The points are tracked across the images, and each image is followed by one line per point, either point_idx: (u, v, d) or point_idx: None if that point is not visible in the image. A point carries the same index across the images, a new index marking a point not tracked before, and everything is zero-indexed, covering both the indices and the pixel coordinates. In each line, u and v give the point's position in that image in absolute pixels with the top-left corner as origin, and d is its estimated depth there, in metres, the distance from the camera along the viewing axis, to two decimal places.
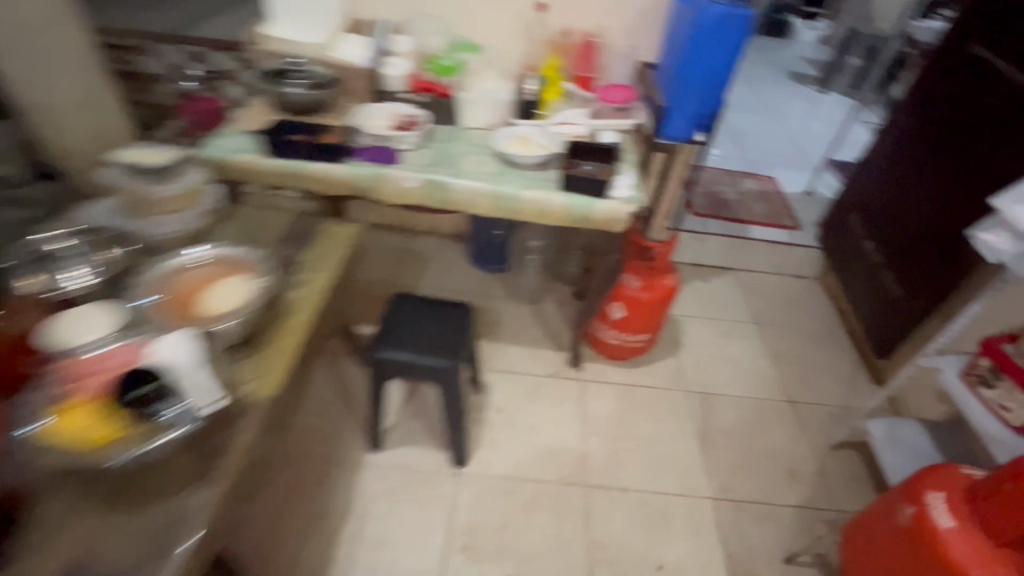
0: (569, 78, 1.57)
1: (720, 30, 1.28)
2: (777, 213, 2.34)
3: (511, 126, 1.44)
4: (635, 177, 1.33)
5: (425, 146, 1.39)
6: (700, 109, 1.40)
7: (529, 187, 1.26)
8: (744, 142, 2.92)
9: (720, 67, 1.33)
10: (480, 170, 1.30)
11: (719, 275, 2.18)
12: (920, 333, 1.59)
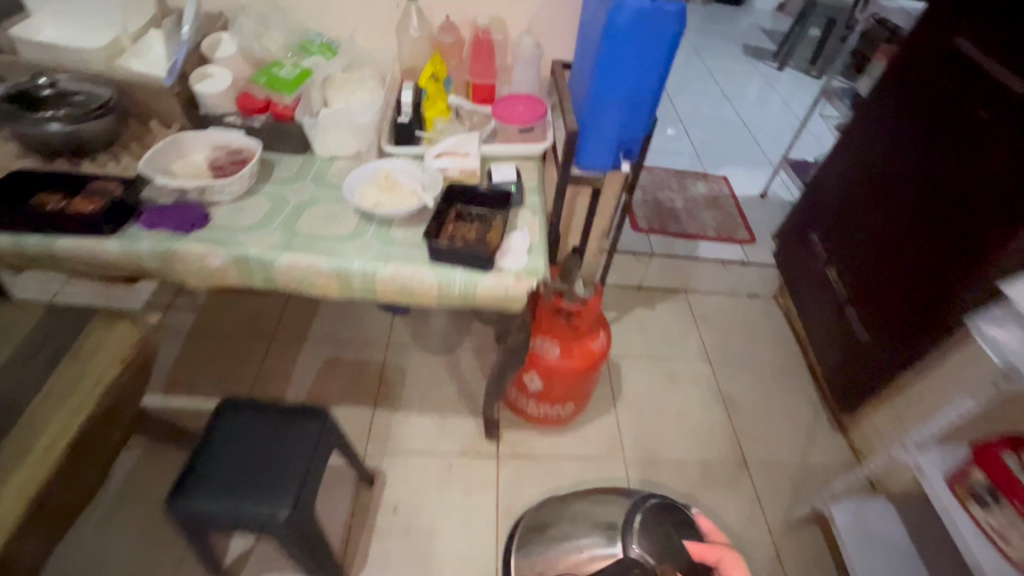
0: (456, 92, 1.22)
1: (637, 37, 0.94)
2: (728, 225, 2.05)
3: (375, 163, 1.08)
4: (538, 234, 0.99)
5: (254, 197, 1.02)
6: (618, 132, 1.09)
7: (389, 258, 0.91)
8: (695, 132, 2.59)
9: (642, 82, 1.01)
10: (319, 233, 0.94)
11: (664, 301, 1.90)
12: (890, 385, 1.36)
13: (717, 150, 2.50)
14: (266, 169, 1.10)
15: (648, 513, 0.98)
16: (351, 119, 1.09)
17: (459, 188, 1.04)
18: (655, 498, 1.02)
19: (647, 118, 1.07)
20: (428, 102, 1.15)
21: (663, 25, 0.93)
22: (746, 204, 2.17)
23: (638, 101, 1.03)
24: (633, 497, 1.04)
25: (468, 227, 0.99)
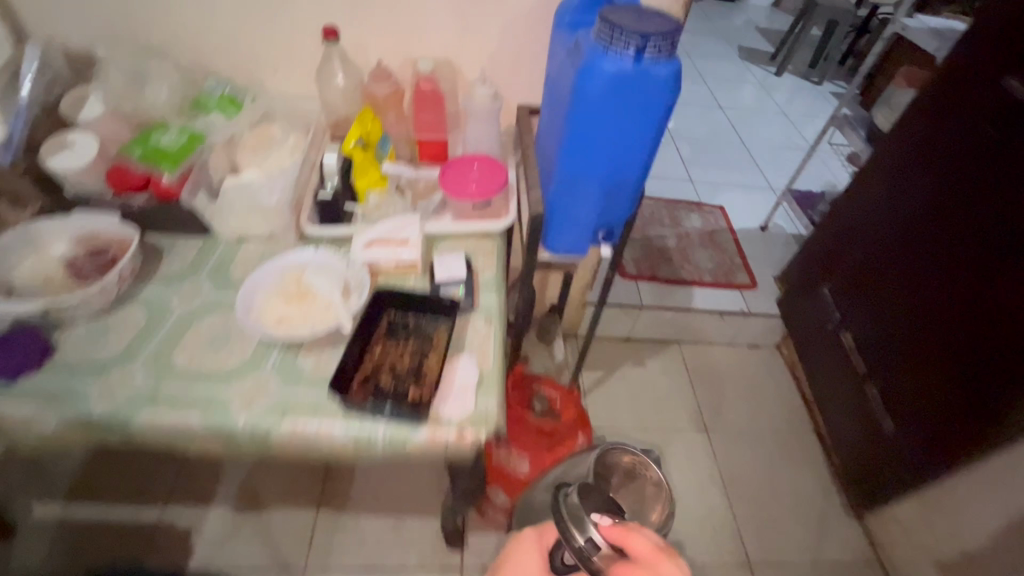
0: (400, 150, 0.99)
1: (615, 109, 0.71)
2: (726, 264, 1.84)
3: (281, 255, 0.84)
4: (492, 359, 0.76)
5: (124, 308, 0.79)
6: (594, 215, 0.86)
7: (287, 408, 0.68)
8: (689, 150, 2.36)
9: (625, 160, 0.78)
10: (200, 371, 0.71)
11: (655, 357, 1.69)
12: (921, 483, 1.16)
13: (714, 172, 2.26)
14: (151, 262, 0.87)
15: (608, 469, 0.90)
16: (258, 200, 0.86)
17: (392, 293, 0.81)
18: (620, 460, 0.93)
19: (633, 198, 0.84)
20: (358, 169, 0.92)
21: (650, 96, 0.69)
22: (745, 239, 1.96)
23: (621, 182, 0.80)
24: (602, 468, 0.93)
25: (401, 351, 0.77)
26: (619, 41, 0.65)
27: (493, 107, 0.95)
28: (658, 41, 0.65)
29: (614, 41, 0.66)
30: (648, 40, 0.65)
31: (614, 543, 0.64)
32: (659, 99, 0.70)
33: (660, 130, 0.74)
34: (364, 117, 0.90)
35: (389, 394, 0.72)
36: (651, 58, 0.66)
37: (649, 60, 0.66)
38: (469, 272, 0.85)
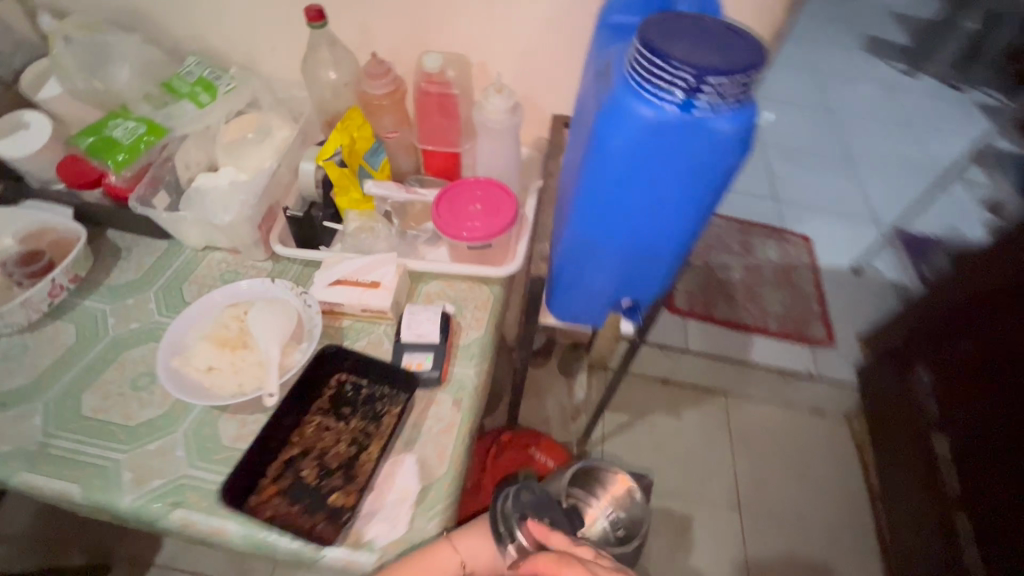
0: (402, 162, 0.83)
1: (645, 169, 0.49)
2: (800, 311, 1.55)
3: (231, 284, 0.70)
4: (448, 460, 0.61)
5: (61, 323, 0.70)
6: (614, 286, 0.66)
7: (179, 494, 0.56)
8: (780, 162, 2.00)
9: (658, 231, 0.56)
10: (105, 424, 0.61)
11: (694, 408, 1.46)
12: None
13: (807, 191, 1.91)
14: (104, 267, 0.77)
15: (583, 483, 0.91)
16: (216, 212, 0.73)
17: (344, 353, 0.66)
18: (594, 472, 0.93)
19: (669, 272, 0.63)
20: (340, 191, 0.75)
21: (699, 156, 0.47)
22: (829, 280, 1.64)
23: (651, 254, 0.59)
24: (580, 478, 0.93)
25: (340, 431, 0.62)
26: (657, 77, 0.43)
27: (512, 124, 0.75)
28: (718, 82, 0.42)
29: (649, 76, 0.43)
30: (701, 80, 0.42)
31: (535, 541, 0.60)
32: (712, 160, 0.47)
33: (712, 197, 0.52)
34: (351, 119, 0.74)
35: (308, 492, 0.57)
36: (704, 105, 0.44)
37: (702, 108, 0.44)
38: (445, 336, 0.68)
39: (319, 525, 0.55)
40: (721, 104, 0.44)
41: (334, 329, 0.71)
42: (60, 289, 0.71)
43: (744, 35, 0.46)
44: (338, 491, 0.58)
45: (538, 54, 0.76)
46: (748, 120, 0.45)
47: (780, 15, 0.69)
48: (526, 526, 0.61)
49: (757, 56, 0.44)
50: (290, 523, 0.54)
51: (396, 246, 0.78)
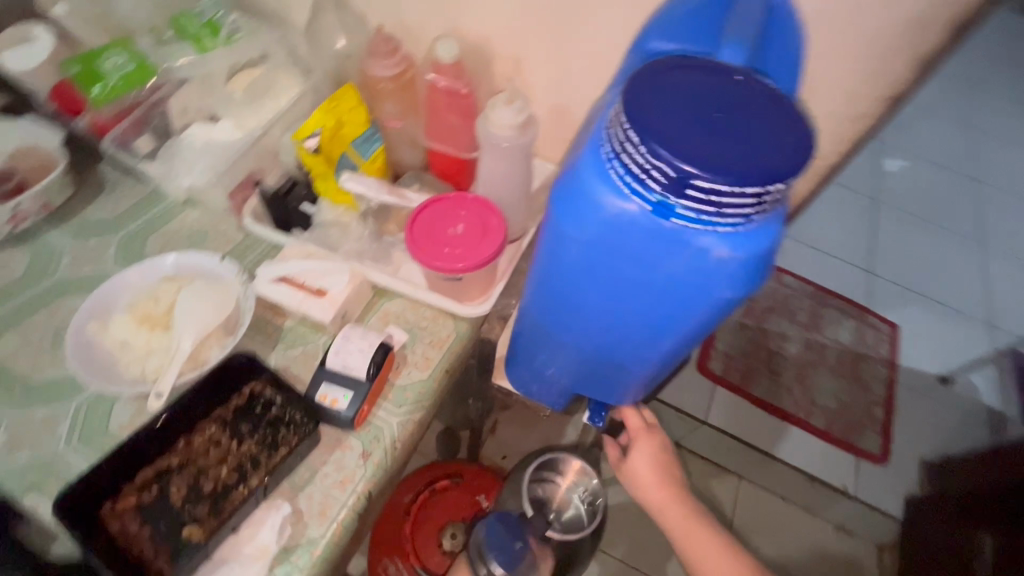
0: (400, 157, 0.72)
1: (608, 272, 0.35)
2: (854, 412, 1.34)
3: (178, 252, 0.64)
4: (328, 523, 0.53)
5: (23, 253, 0.68)
6: (573, 382, 0.53)
7: (49, 481, 0.52)
8: (891, 228, 1.69)
9: (625, 345, 0.42)
10: (10, 375, 0.58)
11: None
12: None
13: (914, 271, 1.61)
14: (83, 199, 0.72)
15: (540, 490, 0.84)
16: (188, 172, 0.67)
17: (258, 366, 0.58)
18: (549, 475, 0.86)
19: (641, 387, 0.49)
20: (318, 177, 0.67)
21: (676, 276, 0.33)
22: (903, 384, 1.41)
23: (615, 365, 0.45)
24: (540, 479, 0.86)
25: (227, 451, 0.55)
26: (629, 155, 0.29)
27: (523, 143, 0.62)
28: (711, 189, 0.27)
29: (618, 152, 0.30)
30: (685, 179, 0.28)
31: None
32: (694, 286, 0.33)
33: (695, 328, 0.37)
34: (341, 99, 0.65)
35: (165, 515, 0.51)
36: (688, 213, 0.29)
37: (685, 216, 0.30)
38: (373, 374, 0.58)
39: (159, 561, 0.49)
40: (714, 216, 0.29)
41: (273, 329, 0.63)
42: (24, 217, 0.67)
43: (790, 115, 0.31)
44: (196, 523, 0.51)
45: (579, 65, 0.61)
46: (758, 246, 0.30)
47: (906, 76, 0.51)
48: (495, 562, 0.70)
49: (793, 158, 0.29)
50: (129, 548, 0.49)
51: (369, 248, 0.69)
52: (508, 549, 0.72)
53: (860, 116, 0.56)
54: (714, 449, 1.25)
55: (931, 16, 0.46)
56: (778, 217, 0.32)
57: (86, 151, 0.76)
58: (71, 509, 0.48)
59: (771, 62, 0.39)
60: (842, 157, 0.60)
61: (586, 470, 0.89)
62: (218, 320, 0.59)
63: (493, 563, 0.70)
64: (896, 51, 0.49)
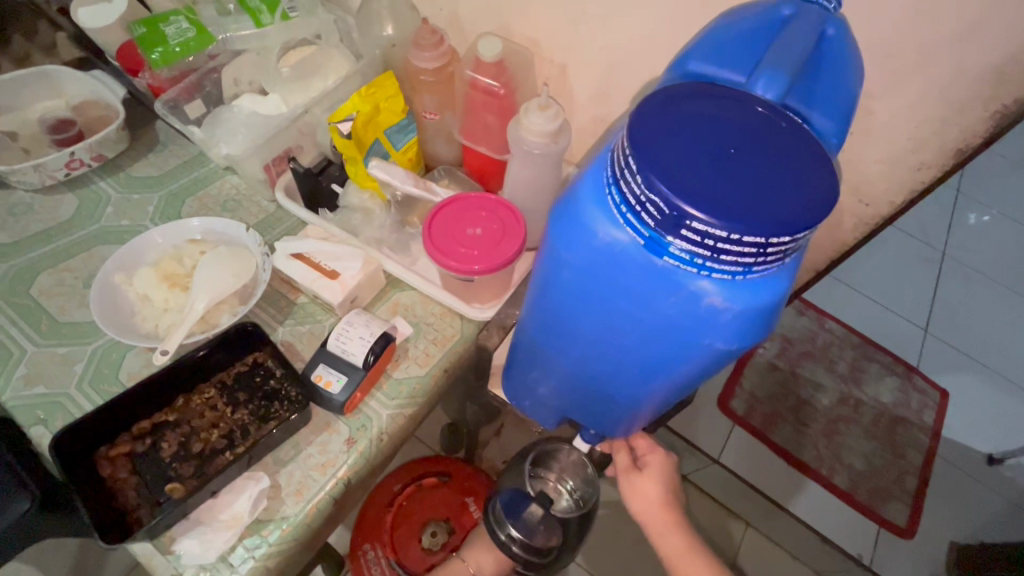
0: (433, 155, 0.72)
1: (599, 305, 0.35)
2: (884, 478, 1.25)
3: (209, 218, 0.66)
4: (303, 503, 0.53)
5: (73, 196, 0.71)
6: (563, 403, 0.52)
7: (62, 417, 0.55)
8: (958, 288, 1.56)
9: (613, 383, 0.41)
10: (40, 310, 0.62)
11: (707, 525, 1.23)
12: None
13: (977, 337, 1.48)
14: (135, 155, 0.76)
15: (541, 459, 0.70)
16: (226, 138, 0.68)
17: (261, 336, 0.58)
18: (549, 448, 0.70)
19: (630, 422, 0.48)
20: (348, 162, 0.65)
21: (665, 316, 0.32)
22: (945, 456, 1.31)
23: (603, 398, 0.44)
24: (541, 449, 0.70)
25: (220, 416, 0.56)
26: (627, 185, 0.29)
27: (554, 152, 0.60)
28: (706, 232, 0.26)
29: (618, 180, 0.29)
30: (680, 217, 0.27)
31: (527, 549, 0.63)
32: (683, 329, 0.32)
33: (685, 373, 0.36)
34: (380, 87, 0.65)
35: (154, 468, 0.53)
36: (682, 253, 0.28)
37: (678, 256, 0.28)
38: (370, 362, 0.57)
39: (140, 511, 0.51)
40: (709, 261, 0.28)
41: (286, 303, 0.65)
42: (79, 164, 0.70)
43: (812, 166, 0.29)
44: (179, 481, 0.53)
45: (623, 78, 0.58)
46: (755, 300, 0.29)
47: (981, 129, 0.45)
48: (512, 528, 0.63)
49: (804, 212, 0.27)
50: (115, 493, 0.51)
51: (389, 237, 0.70)
52: (526, 515, 0.64)
53: (924, 166, 0.50)
54: (723, 490, 1.20)
55: (1018, 66, 0.41)
56: (784, 273, 0.30)
57: (146, 109, 0.80)
58: (66, 449, 0.50)
59: (815, 96, 0.36)
60: (899, 208, 0.54)
61: (586, 464, 0.68)
62: (233, 289, 0.61)
63: (511, 528, 0.63)
64: (972, 99, 0.44)
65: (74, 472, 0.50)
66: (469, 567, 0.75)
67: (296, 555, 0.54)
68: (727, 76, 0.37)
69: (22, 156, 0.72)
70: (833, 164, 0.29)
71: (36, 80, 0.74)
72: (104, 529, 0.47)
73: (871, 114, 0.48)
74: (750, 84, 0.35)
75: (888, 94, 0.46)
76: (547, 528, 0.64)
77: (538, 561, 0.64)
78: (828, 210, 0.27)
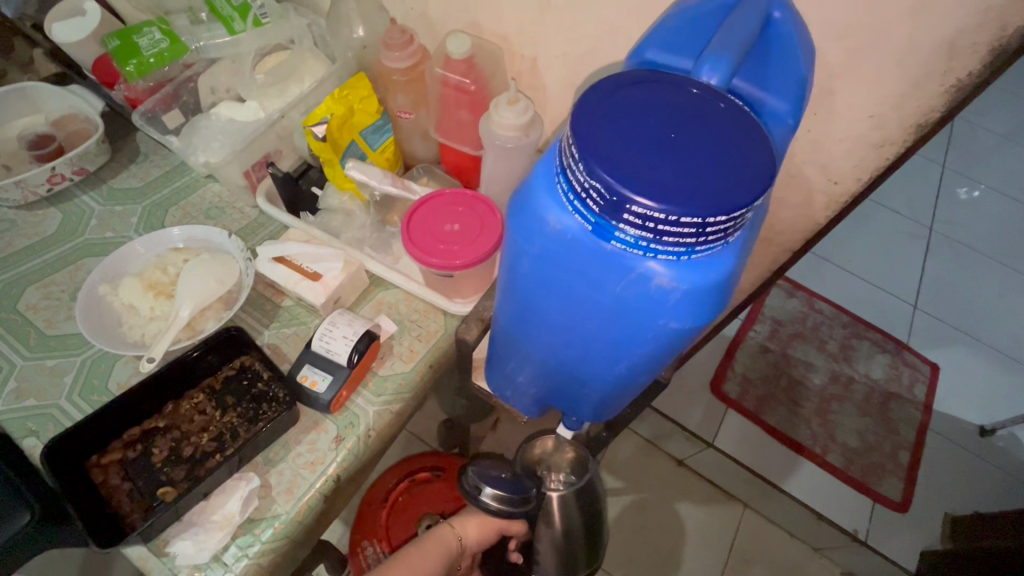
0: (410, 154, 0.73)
1: (560, 291, 0.37)
2: (877, 454, 1.26)
3: (191, 225, 0.67)
4: (295, 501, 0.54)
5: (55, 210, 0.72)
6: (542, 389, 0.54)
7: (52, 429, 0.56)
8: (947, 263, 1.57)
9: (585, 367, 0.43)
10: (27, 324, 0.62)
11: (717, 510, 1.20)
12: None
13: (967, 309, 1.49)
14: (116, 167, 0.77)
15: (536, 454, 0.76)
16: (204, 146, 0.69)
17: (246, 340, 0.59)
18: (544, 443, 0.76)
19: (605, 404, 0.50)
20: (325, 164, 0.67)
21: (620, 298, 0.34)
22: (937, 430, 1.32)
23: (577, 381, 0.46)
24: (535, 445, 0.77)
25: (210, 420, 0.57)
26: (574, 174, 0.31)
27: (528, 145, 0.60)
28: (646, 215, 0.28)
29: (566, 170, 0.31)
30: (621, 202, 0.29)
31: (501, 504, 0.65)
32: (638, 310, 0.34)
33: (646, 353, 0.38)
34: (353, 89, 0.66)
35: (146, 473, 0.54)
36: (628, 237, 0.30)
37: (625, 239, 0.30)
38: (355, 360, 0.58)
39: (133, 516, 0.52)
40: (653, 243, 0.30)
41: (271, 307, 0.66)
42: (60, 179, 0.71)
43: (750, 149, 0.31)
44: (171, 485, 0.54)
45: (591, 68, 0.59)
46: (700, 279, 0.31)
47: (938, 103, 0.46)
48: (486, 484, 0.65)
49: (739, 192, 0.29)
50: (108, 499, 0.52)
51: (370, 237, 0.71)
52: (499, 479, 0.67)
53: (887, 142, 0.50)
54: (719, 474, 1.21)
55: (967, 40, 0.42)
56: (729, 251, 0.32)
57: (127, 121, 0.80)
58: (58, 455, 0.51)
59: (766, 77, 0.37)
60: (867, 185, 0.55)
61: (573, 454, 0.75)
62: (217, 295, 0.62)
63: (485, 484, 0.65)
64: (927, 74, 0.45)
65: (67, 478, 0.51)
66: (456, 533, 0.75)
67: (289, 552, 0.55)
68: (677, 64, 0.38)
69: (4, 174, 0.72)
70: (770, 145, 0.31)
71: (14, 97, 0.75)
72: (98, 534, 0.48)
73: (833, 93, 0.49)
74: (696, 71, 0.36)
75: (848, 73, 0.47)
76: (520, 483, 0.68)
77: (517, 512, 0.66)
78: (763, 189, 0.29)
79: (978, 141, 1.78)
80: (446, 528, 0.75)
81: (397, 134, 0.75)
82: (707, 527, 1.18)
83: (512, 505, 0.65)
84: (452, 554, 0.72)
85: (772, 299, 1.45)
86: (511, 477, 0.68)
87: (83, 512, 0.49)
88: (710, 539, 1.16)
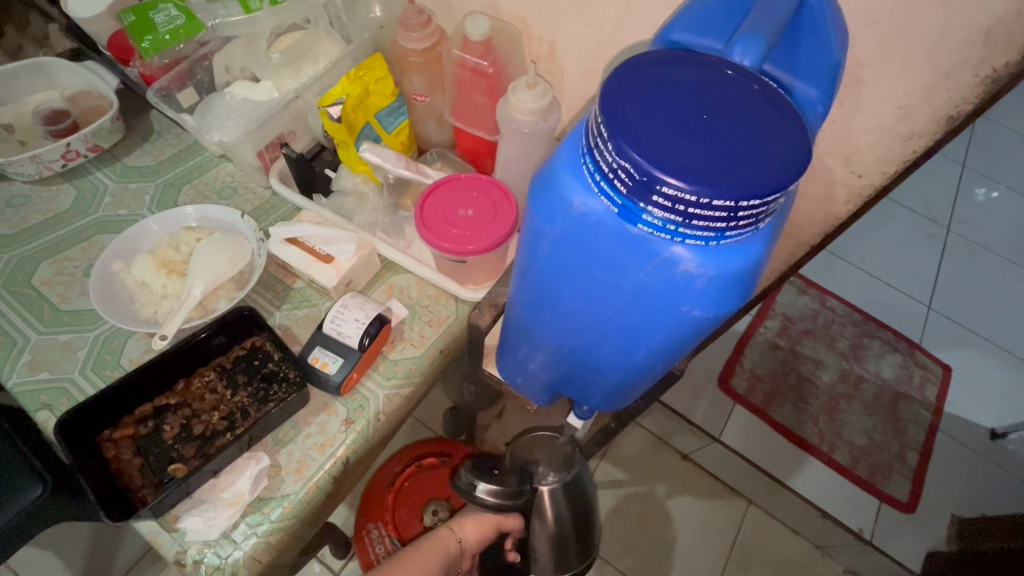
0: (414, 149, 0.73)
1: (581, 275, 0.36)
2: (886, 454, 1.25)
3: (204, 204, 0.67)
4: (304, 482, 0.54)
5: (69, 186, 0.72)
6: (552, 375, 0.53)
7: (64, 404, 0.57)
8: (963, 263, 1.54)
9: (602, 355, 0.42)
10: (41, 299, 0.63)
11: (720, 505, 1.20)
12: None
13: (982, 311, 1.47)
14: (130, 145, 0.76)
15: (523, 444, 0.75)
16: (217, 123, 0.68)
17: (258, 320, 0.59)
18: (539, 432, 0.75)
19: (614, 393, 0.49)
20: (339, 146, 0.66)
21: (643, 283, 0.33)
22: (947, 432, 1.31)
23: (591, 368, 0.46)
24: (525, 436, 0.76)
25: (221, 398, 0.57)
26: (602, 155, 0.30)
27: (545, 130, 0.59)
28: (676, 197, 0.28)
29: (594, 150, 0.31)
30: (651, 182, 0.28)
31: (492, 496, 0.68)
32: (660, 296, 0.33)
33: (664, 341, 0.37)
34: (369, 70, 0.65)
35: (157, 449, 0.55)
36: (656, 220, 0.30)
37: (652, 223, 0.30)
38: (365, 344, 0.57)
39: (144, 491, 0.52)
40: (681, 227, 0.29)
41: (283, 288, 0.66)
42: (75, 155, 0.71)
43: (785, 133, 0.30)
44: (181, 462, 0.54)
45: (610, 53, 0.57)
46: (727, 267, 0.30)
47: (970, 94, 0.44)
48: (476, 479, 0.68)
49: (774, 174, 0.28)
50: (120, 474, 0.52)
51: (382, 220, 0.71)
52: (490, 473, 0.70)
53: (915, 134, 0.49)
54: (725, 469, 1.20)
55: (1006, 28, 0.40)
56: (758, 238, 0.31)
57: (140, 99, 0.80)
58: (71, 430, 0.51)
59: (796, 62, 0.36)
60: (891, 179, 0.53)
61: (563, 444, 0.74)
62: (229, 274, 0.62)
63: (476, 480, 0.68)
64: (960, 64, 0.43)
65: (79, 453, 0.51)
66: (455, 534, 0.76)
67: (298, 531, 0.55)
68: (705, 44, 0.37)
69: (19, 148, 0.72)
70: (806, 128, 0.30)
71: (28, 72, 0.74)
72: (110, 508, 0.48)
73: (862, 83, 0.47)
74: (729, 50, 0.35)
75: (877, 62, 0.46)
76: (512, 476, 0.70)
77: (508, 505, 0.68)
78: (798, 174, 0.28)
79: (999, 141, 1.75)
80: (444, 531, 0.76)
81: (411, 117, 0.74)
82: (710, 521, 1.17)
83: (503, 497, 0.67)
84: (451, 554, 0.74)
85: (783, 296, 1.44)
86: (502, 472, 0.70)
87: (95, 486, 0.49)
88: (713, 533, 1.16)
